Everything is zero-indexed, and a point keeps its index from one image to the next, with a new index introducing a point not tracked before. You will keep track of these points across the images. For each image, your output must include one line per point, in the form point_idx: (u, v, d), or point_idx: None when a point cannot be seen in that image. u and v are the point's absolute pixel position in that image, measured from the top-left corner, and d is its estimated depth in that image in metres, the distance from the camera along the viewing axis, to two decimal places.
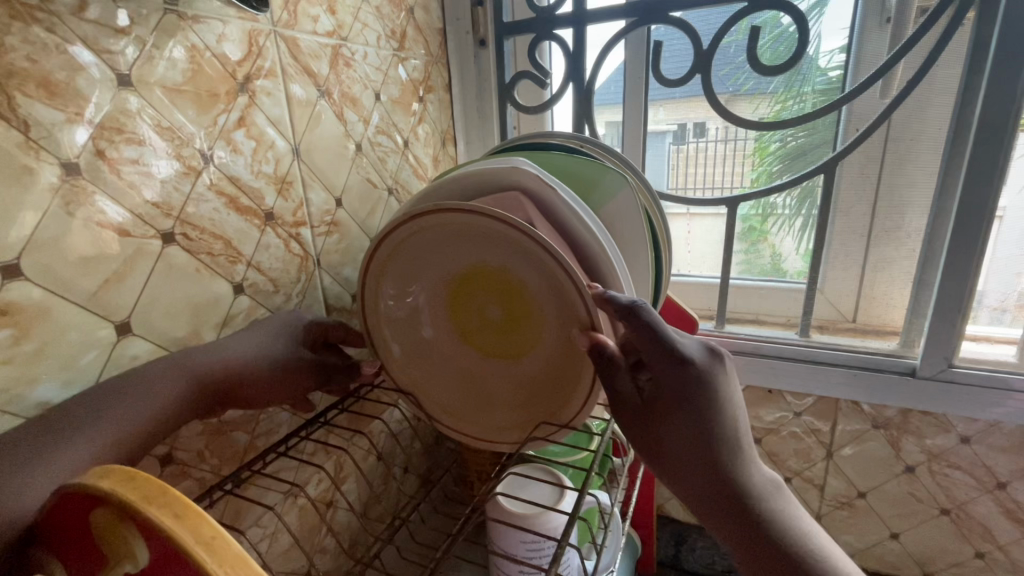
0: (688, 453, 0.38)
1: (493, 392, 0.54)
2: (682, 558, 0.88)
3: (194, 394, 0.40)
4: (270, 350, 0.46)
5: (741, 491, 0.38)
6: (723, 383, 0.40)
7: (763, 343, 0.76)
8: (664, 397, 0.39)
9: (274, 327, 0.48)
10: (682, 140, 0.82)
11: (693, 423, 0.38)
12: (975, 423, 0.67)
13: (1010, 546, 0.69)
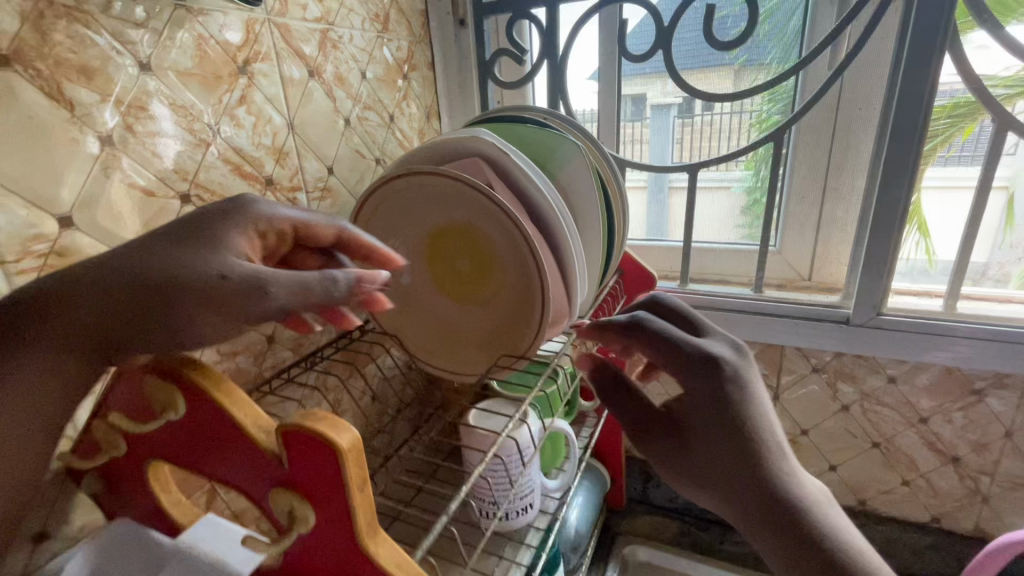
0: (724, 458, 0.41)
1: (462, 332, 0.63)
2: (650, 494, 0.98)
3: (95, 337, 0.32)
4: (175, 264, 0.33)
5: (776, 495, 0.40)
6: (752, 392, 0.43)
7: (718, 299, 0.84)
8: (696, 410, 0.42)
9: (189, 232, 0.35)
10: (687, 112, 0.87)
11: (728, 431, 0.41)
12: (903, 365, 0.75)
13: (930, 473, 0.78)
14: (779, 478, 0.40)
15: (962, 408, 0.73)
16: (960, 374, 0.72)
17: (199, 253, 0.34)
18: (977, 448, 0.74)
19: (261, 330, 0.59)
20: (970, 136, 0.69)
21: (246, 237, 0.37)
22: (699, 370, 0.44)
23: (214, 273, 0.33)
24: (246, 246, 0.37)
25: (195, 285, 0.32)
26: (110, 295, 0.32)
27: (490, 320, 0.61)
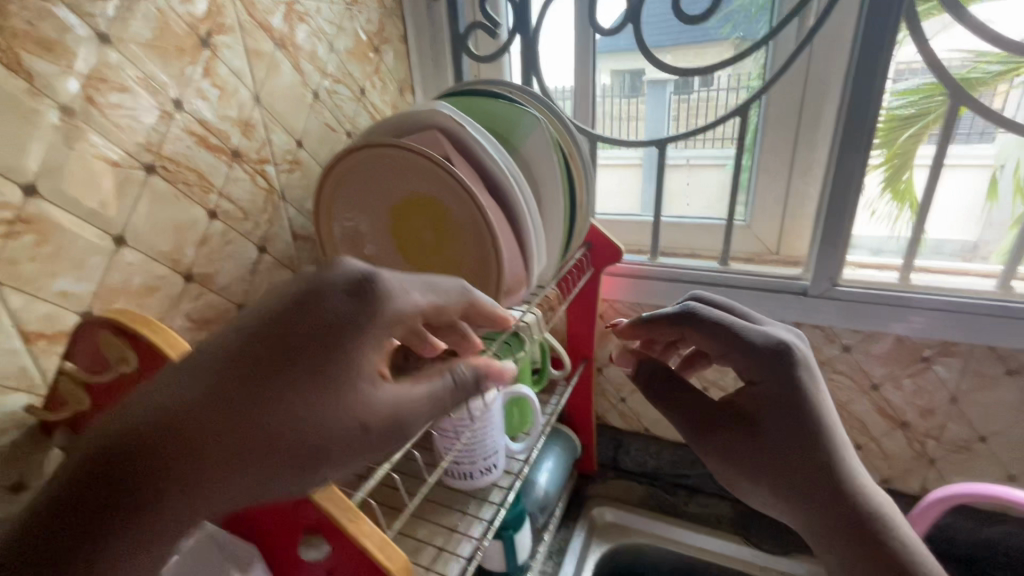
0: (792, 448, 0.48)
1: None
2: (619, 459, 1.02)
3: (283, 456, 0.35)
4: (352, 392, 0.37)
5: (835, 476, 0.47)
6: (818, 389, 0.50)
7: (684, 272, 0.86)
8: (757, 408, 0.50)
9: (332, 366, 0.35)
10: (686, 89, 0.87)
11: (792, 434, 0.48)
12: (857, 334, 0.78)
13: (880, 437, 0.82)
14: (840, 478, 0.47)
15: (912, 375, 0.77)
16: (910, 342, 0.75)
17: (348, 393, 0.37)
18: (925, 413, 0.78)
19: (231, 299, 0.61)
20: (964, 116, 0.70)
21: (380, 350, 0.38)
22: (760, 370, 0.51)
23: (360, 424, 0.38)
24: (378, 361, 0.38)
25: (348, 437, 0.37)
26: (304, 420, 0.35)
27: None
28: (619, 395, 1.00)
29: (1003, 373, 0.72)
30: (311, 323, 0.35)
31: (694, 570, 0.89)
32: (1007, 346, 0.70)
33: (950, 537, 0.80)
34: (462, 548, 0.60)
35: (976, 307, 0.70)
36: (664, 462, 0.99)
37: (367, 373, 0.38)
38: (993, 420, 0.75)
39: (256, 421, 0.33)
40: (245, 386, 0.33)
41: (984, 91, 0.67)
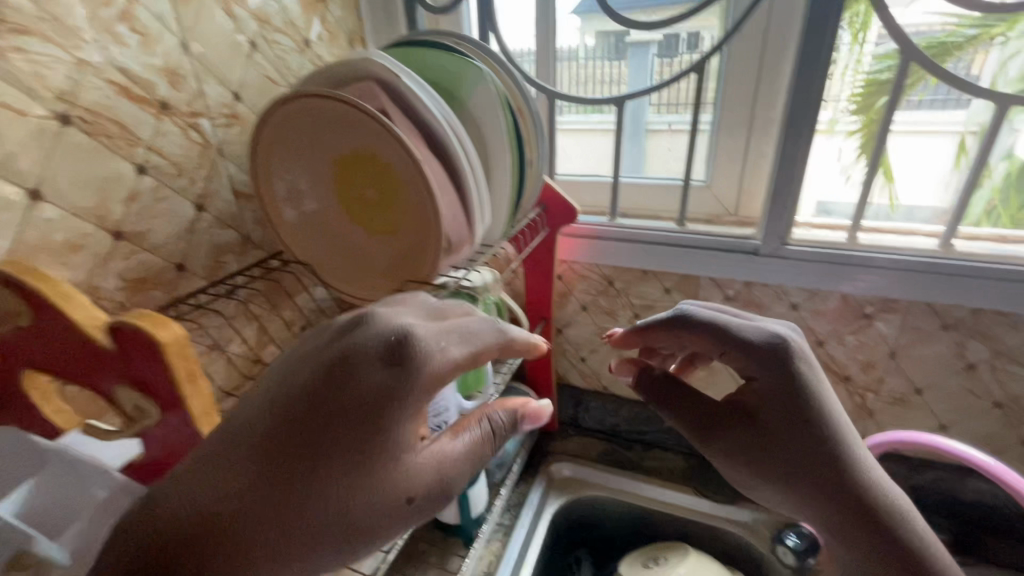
0: (807, 449, 0.47)
1: (368, 261, 0.64)
2: (580, 417, 1.05)
3: (337, 528, 0.37)
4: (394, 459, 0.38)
5: (846, 469, 0.47)
6: (818, 380, 0.49)
7: (640, 232, 0.86)
8: (771, 411, 0.48)
9: (370, 438, 0.37)
10: (671, 50, 0.85)
11: (811, 439, 0.47)
12: (804, 292, 0.80)
13: None
14: (850, 470, 0.47)
15: (855, 332, 0.79)
16: (854, 299, 0.77)
17: (386, 461, 0.38)
18: (866, 367, 0.81)
19: (168, 258, 0.59)
20: (936, 83, 0.70)
21: (416, 416, 0.39)
22: (767, 373, 0.48)
23: (403, 495, 0.39)
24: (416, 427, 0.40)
25: (388, 510, 0.38)
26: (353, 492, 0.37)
27: (386, 247, 0.62)
28: (578, 355, 1.01)
29: (938, 328, 0.75)
30: (351, 397, 0.37)
31: (647, 519, 0.93)
32: (942, 302, 0.73)
33: None
34: None
35: (913, 264, 0.72)
36: (622, 419, 1.01)
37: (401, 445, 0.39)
38: (928, 373, 0.78)
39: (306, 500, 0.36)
40: (299, 465, 0.36)
41: (960, 56, 0.67)
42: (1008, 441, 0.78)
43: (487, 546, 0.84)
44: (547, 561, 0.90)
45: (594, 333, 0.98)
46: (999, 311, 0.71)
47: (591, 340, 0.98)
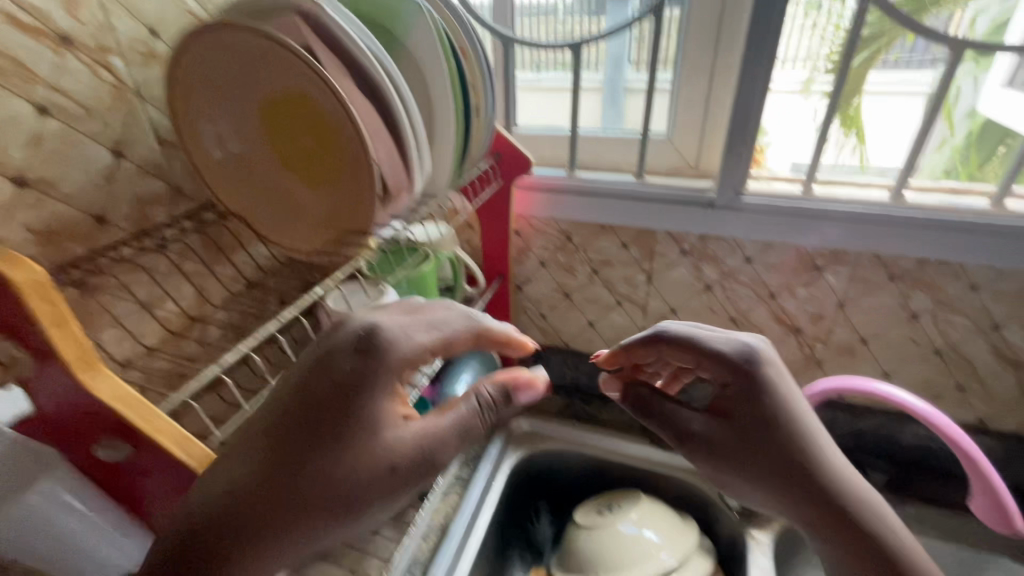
0: (781, 458, 0.49)
1: (302, 213, 0.61)
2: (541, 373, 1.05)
3: (332, 504, 0.41)
4: (374, 433, 0.43)
5: (817, 475, 0.49)
6: (785, 387, 0.51)
7: (596, 186, 0.84)
8: (744, 418, 0.50)
9: (354, 418, 0.42)
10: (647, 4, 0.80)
11: (794, 446, 0.50)
12: (758, 245, 0.80)
13: (776, 343, 0.86)
14: (823, 475, 0.50)
15: (806, 284, 0.80)
16: (807, 252, 0.78)
17: (372, 437, 0.43)
18: (815, 318, 0.82)
19: (84, 209, 0.55)
20: (913, 41, 0.70)
21: (391, 393, 0.44)
22: (747, 383, 0.51)
23: (389, 463, 0.43)
24: (394, 406, 0.45)
25: (380, 481, 0.43)
26: (341, 468, 0.42)
27: (321, 197, 0.58)
28: (539, 312, 1.00)
29: (885, 279, 0.76)
30: (332, 384, 0.42)
31: (603, 469, 0.95)
32: (890, 253, 0.74)
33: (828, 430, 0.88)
34: None
35: (864, 215, 0.72)
36: (582, 375, 1.02)
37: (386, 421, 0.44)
38: (874, 324, 0.79)
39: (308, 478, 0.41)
40: (291, 444, 0.41)
41: (939, 11, 0.66)
42: (946, 388, 0.80)
43: (445, 498, 0.85)
44: (506, 512, 0.92)
45: (553, 289, 0.97)
46: (943, 261, 0.72)
47: (550, 297, 0.98)
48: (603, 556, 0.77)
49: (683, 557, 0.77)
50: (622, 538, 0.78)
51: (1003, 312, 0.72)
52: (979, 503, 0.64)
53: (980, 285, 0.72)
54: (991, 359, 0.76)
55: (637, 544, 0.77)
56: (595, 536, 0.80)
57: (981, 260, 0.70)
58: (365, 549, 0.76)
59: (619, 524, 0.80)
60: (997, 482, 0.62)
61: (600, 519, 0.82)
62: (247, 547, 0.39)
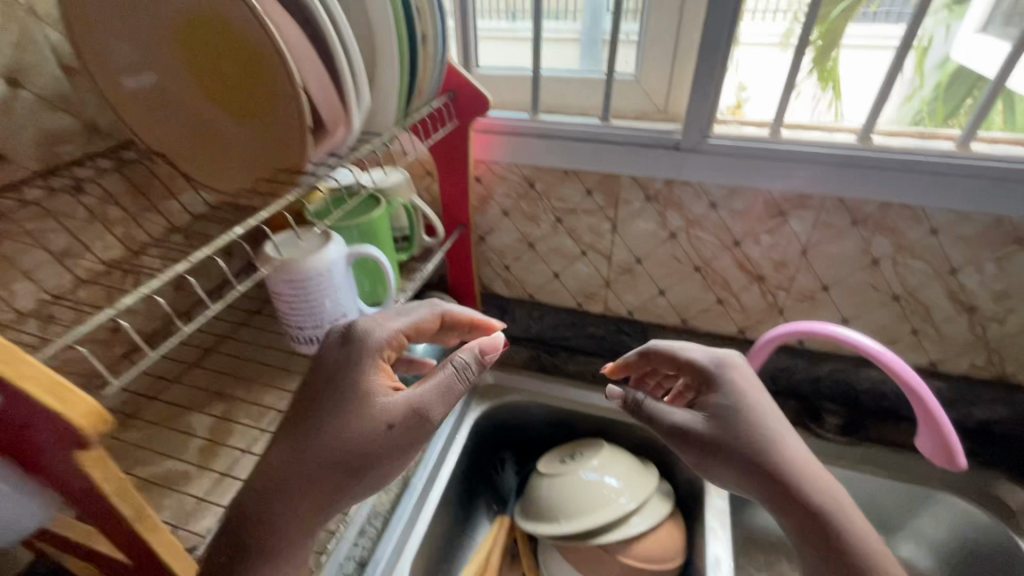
0: (747, 449, 0.54)
1: (231, 151, 0.55)
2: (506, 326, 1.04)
3: (338, 464, 0.46)
4: (366, 401, 0.49)
5: (784, 468, 0.53)
6: (749, 388, 0.58)
7: (558, 128, 0.80)
8: (715, 416, 0.56)
9: (353, 388, 0.49)
10: None
11: (766, 445, 0.54)
12: (723, 190, 0.78)
13: (739, 292, 0.86)
14: (791, 468, 0.54)
15: (770, 231, 0.79)
16: (772, 196, 0.76)
17: (372, 406, 0.49)
18: (778, 266, 0.81)
19: None
20: None
21: (379, 369, 0.52)
22: (725, 386, 0.58)
23: (387, 416, 0.48)
24: (384, 380, 0.51)
25: (379, 438, 0.47)
26: (342, 434, 0.47)
27: (250, 132, 0.53)
28: (503, 264, 0.97)
29: (848, 224, 0.75)
30: (342, 369, 0.50)
31: (567, 419, 0.96)
32: (854, 197, 0.72)
33: (788, 375, 0.88)
34: None
35: (831, 157, 0.70)
36: (547, 327, 1.00)
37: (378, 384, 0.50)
38: (836, 270, 0.79)
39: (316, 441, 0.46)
40: (297, 431, 0.47)
41: None
42: (901, 333, 0.81)
43: None
44: (471, 464, 0.91)
45: (516, 239, 0.93)
46: (906, 204, 0.71)
47: (513, 248, 0.94)
48: (564, 503, 0.78)
49: (642, 501, 0.78)
50: (583, 485, 0.79)
51: (961, 256, 0.72)
52: (925, 437, 0.64)
53: (940, 229, 0.71)
54: (946, 303, 0.77)
55: (598, 490, 0.78)
56: (557, 483, 0.81)
57: (942, 203, 0.69)
58: None
59: (581, 471, 0.80)
60: (943, 417, 0.61)
61: (563, 467, 0.82)
62: (271, 511, 0.44)
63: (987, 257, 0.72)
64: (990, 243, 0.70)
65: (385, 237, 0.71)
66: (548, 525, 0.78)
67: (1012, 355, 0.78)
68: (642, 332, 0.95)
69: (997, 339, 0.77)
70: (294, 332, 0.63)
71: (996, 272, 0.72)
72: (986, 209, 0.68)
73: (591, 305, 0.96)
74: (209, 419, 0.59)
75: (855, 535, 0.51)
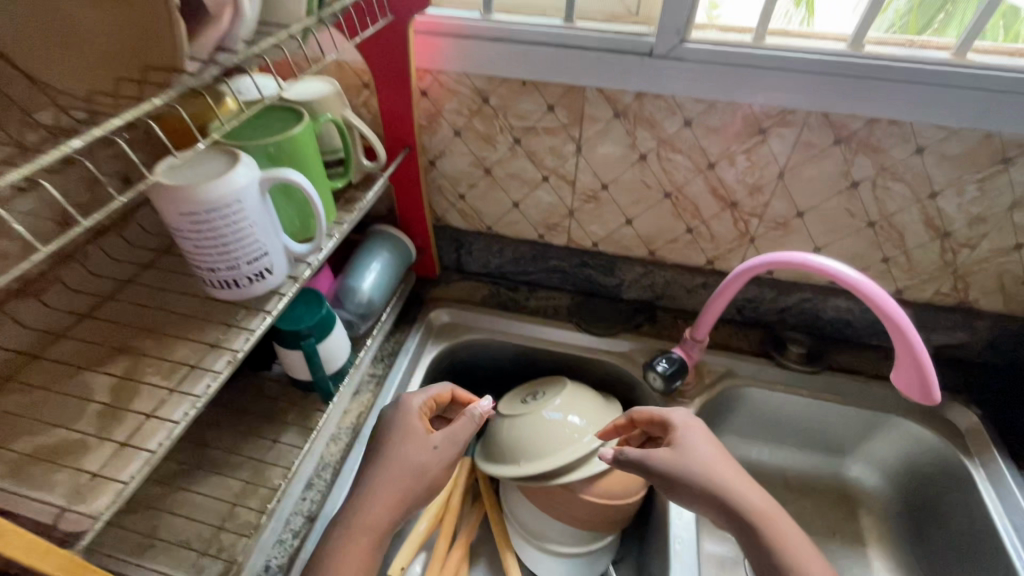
0: (708, 492, 0.62)
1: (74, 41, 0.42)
2: (463, 261, 0.96)
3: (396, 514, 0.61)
4: (413, 460, 0.63)
5: (737, 507, 0.61)
6: (703, 440, 0.66)
7: (514, 29, 0.68)
8: (677, 463, 0.64)
9: (400, 433, 0.65)
10: None
11: (712, 481, 0.63)
12: (699, 104, 0.69)
13: (711, 220, 0.80)
14: (746, 508, 0.61)
15: (747, 151, 0.72)
16: (751, 111, 0.68)
17: (418, 448, 0.63)
18: (752, 191, 0.75)
19: None
20: None
21: (419, 418, 0.66)
22: (683, 439, 0.66)
23: (432, 442, 0.64)
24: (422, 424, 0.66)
25: (429, 457, 0.63)
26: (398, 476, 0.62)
27: (112, 11, 0.40)
28: (457, 192, 0.87)
29: (830, 143, 0.68)
30: (390, 442, 0.64)
31: (529, 357, 0.91)
32: (840, 112, 0.65)
33: (755, 306, 0.87)
34: (218, 363, 0.51)
35: (819, 64, 0.62)
36: (507, 260, 0.93)
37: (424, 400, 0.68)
38: (813, 194, 0.73)
39: (395, 444, 0.64)
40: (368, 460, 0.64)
41: None
42: (872, 260, 0.78)
43: (358, 398, 0.78)
44: None
45: (470, 164, 0.83)
46: (893, 120, 0.65)
47: (467, 174, 0.84)
48: (526, 443, 0.75)
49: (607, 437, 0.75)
50: (546, 425, 0.76)
51: (943, 177, 0.68)
52: (900, 375, 0.60)
53: (926, 148, 0.66)
54: (921, 229, 0.73)
55: (561, 430, 0.75)
56: (518, 424, 0.77)
57: (933, 120, 0.63)
58: (265, 459, 0.67)
59: (542, 411, 0.77)
60: (922, 352, 0.57)
61: (524, 407, 0.79)
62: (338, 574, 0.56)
63: (969, 179, 0.67)
64: (975, 163, 0.66)
65: (314, 163, 0.61)
66: (511, 467, 0.75)
67: (977, 281, 0.77)
68: (607, 264, 0.89)
69: (965, 265, 0.75)
70: (207, 277, 0.54)
71: (976, 196, 0.69)
72: (976, 126, 0.63)
73: (554, 238, 0.89)
74: (109, 378, 0.50)
75: (791, 558, 0.58)
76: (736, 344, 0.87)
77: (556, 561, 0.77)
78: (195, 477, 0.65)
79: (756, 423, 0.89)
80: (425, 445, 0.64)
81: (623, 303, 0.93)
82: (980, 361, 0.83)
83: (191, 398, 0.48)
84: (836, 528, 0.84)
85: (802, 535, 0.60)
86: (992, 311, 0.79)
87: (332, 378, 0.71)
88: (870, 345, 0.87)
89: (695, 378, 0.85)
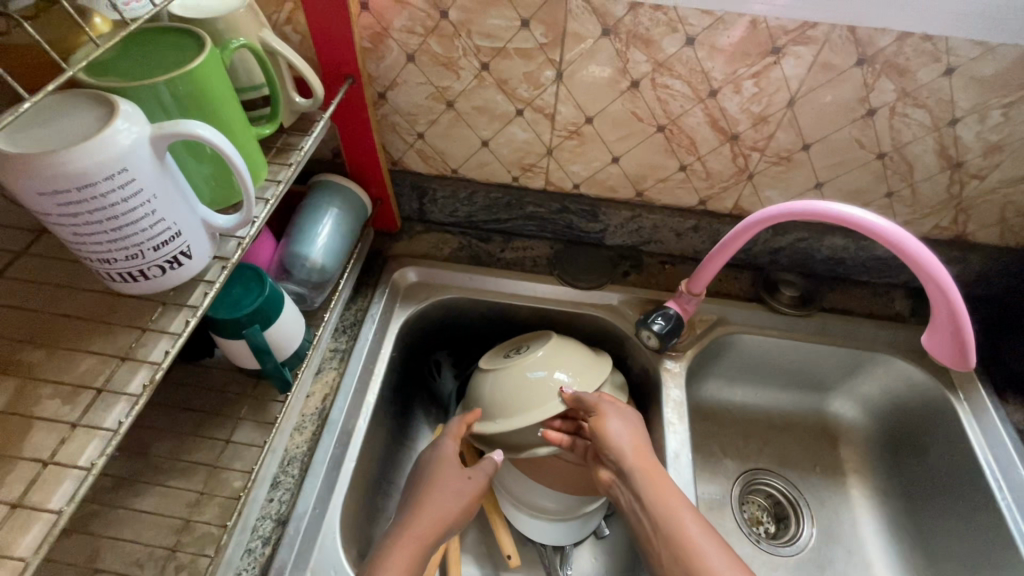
0: (608, 446, 0.63)
1: None
2: (427, 211, 0.84)
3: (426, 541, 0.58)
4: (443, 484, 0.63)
5: (627, 466, 0.62)
6: (620, 410, 0.66)
7: None
8: (597, 416, 0.65)
9: (429, 469, 0.65)
10: None
11: (609, 441, 0.63)
12: (706, 17, 0.57)
13: (707, 157, 0.71)
14: (632, 468, 0.61)
15: (755, 76, 0.61)
16: (765, 25, 0.57)
17: (440, 470, 0.64)
18: (757, 122, 0.66)
19: None
20: None
21: (451, 442, 0.67)
22: (611, 408, 0.66)
23: (466, 473, 0.65)
24: (455, 445, 0.67)
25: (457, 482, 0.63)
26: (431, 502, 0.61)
27: None
28: (413, 131, 0.74)
29: (851, 64, 0.59)
30: (423, 473, 0.65)
31: (508, 314, 0.84)
32: (868, 25, 0.55)
33: (747, 248, 0.82)
34: (135, 382, 0.41)
35: None
36: (477, 208, 0.82)
37: (453, 433, 0.67)
38: (823, 124, 0.65)
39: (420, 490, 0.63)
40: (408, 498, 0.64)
41: None
42: (875, 195, 0.72)
43: (321, 379, 0.69)
44: (400, 375, 0.80)
45: (428, 96, 0.69)
46: (927, 35, 0.55)
47: (425, 108, 0.71)
48: (507, 399, 0.69)
49: (595, 388, 0.69)
50: (531, 376, 0.69)
51: (968, 102, 0.61)
52: (933, 338, 0.58)
53: (957, 68, 0.58)
54: (932, 160, 0.67)
55: (549, 384, 0.68)
56: (499, 378, 0.70)
57: (969, 33, 0.55)
58: (218, 463, 0.59)
59: (525, 364, 0.70)
60: (965, 317, 0.54)
61: (507, 360, 0.72)
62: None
63: (995, 104, 0.60)
64: (1007, 84, 0.58)
65: (234, 102, 0.47)
66: (487, 423, 0.70)
67: (979, 214, 0.72)
68: (590, 209, 0.80)
69: (970, 198, 0.71)
70: (105, 271, 0.41)
71: (998, 122, 0.62)
72: (1018, 40, 0.55)
73: (529, 182, 0.78)
74: None
75: (666, 514, 0.57)
76: (726, 290, 0.82)
77: (550, 526, 0.73)
78: (135, 491, 0.56)
79: (742, 367, 0.86)
80: (451, 469, 0.64)
81: (607, 250, 0.85)
82: (968, 293, 0.82)
83: (103, 434, 0.38)
84: (816, 461, 0.85)
85: (682, 500, 0.58)
86: (987, 243, 0.76)
87: (285, 364, 0.61)
88: (858, 281, 0.84)
89: (686, 328, 0.80)
